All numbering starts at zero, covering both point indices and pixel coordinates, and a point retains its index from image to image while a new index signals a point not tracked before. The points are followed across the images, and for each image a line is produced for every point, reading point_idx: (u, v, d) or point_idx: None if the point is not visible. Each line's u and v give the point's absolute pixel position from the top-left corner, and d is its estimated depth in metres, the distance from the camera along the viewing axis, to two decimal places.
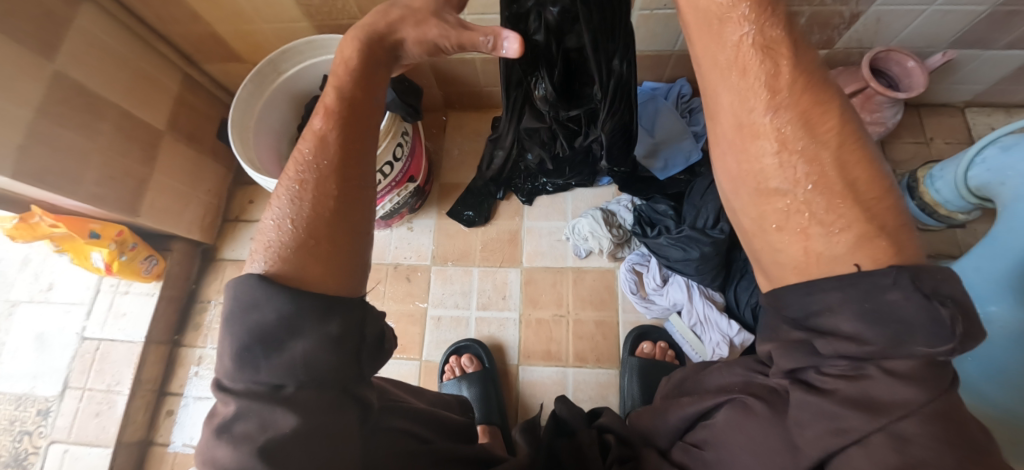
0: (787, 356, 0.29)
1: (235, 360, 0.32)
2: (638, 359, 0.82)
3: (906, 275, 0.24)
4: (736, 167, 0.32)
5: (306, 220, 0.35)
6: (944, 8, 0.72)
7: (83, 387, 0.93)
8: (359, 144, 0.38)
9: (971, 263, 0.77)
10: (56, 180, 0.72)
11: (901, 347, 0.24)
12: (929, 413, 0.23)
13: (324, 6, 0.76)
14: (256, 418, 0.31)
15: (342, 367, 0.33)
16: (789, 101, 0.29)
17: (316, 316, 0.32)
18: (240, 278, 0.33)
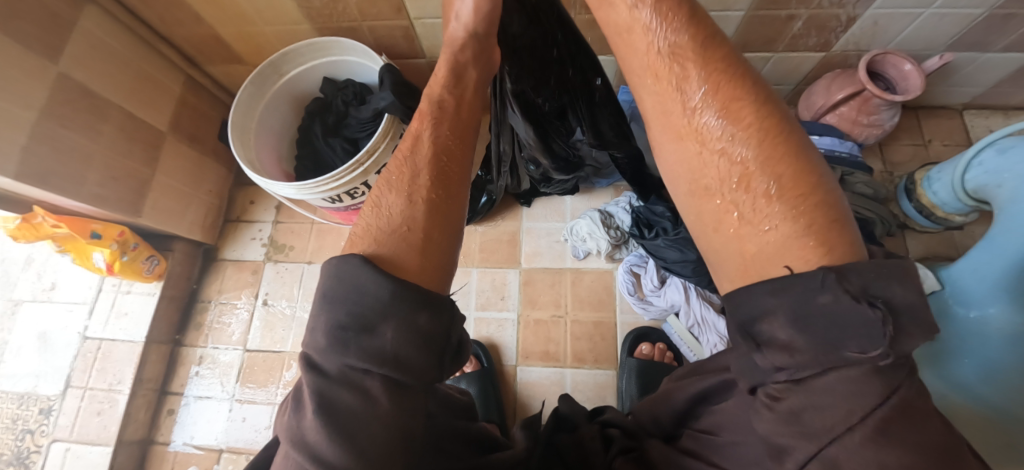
0: (740, 369, 0.29)
1: (326, 341, 0.30)
2: (636, 361, 0.82)
3: (832, 276, 0.24)
4: (677, 169, 0.35)
5: (405, 207, 0.35)
6: (942, 11, 0.72)
7: (84, 387, 0.94)
8: (458, 147, 0.39)
9: (967, 266, 0.76)
10: (59, 181, 0.73)
11: (833, 357, 0.23)
12: (866, 434, 0.23)
13: (325, 8, 0.76)
14: (346, 402, 0.28)
15: (431, 368, 0.30)
16: (714, 102, 0.33)
17: (411, 304, 0.29)
18: (343, 257, 0.31)
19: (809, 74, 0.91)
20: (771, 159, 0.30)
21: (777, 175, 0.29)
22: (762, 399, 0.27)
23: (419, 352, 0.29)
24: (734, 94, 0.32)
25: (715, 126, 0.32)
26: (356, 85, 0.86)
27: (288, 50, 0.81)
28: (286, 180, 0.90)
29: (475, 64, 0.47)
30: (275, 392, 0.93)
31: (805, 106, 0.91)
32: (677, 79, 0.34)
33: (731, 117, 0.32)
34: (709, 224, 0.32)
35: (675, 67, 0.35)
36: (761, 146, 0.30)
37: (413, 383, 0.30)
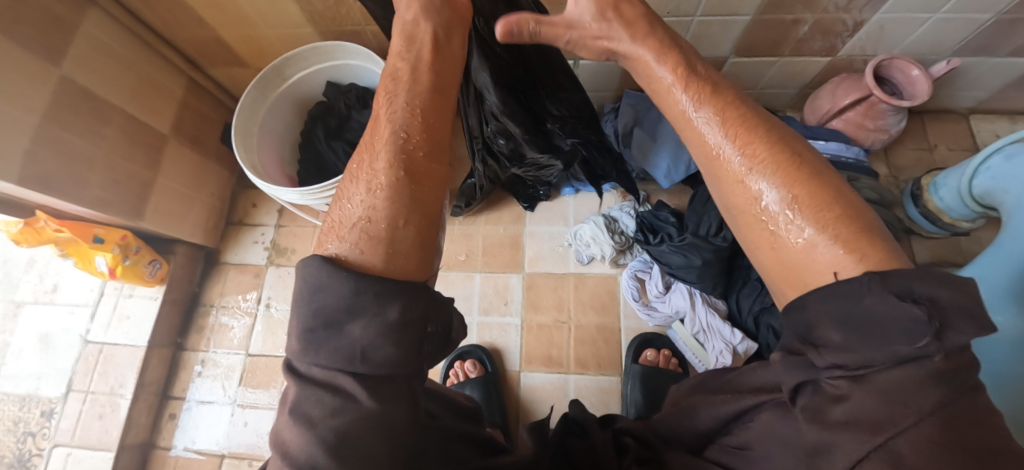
0: (792, 373, 0.33)
1: (301, 342, 0.32)
2: (640, 367, 0.82)
3: (876, 280, 0.29)
4: (735, 202, 0.38)
5: (367, 199, 0.35)
6: (949, 15, 0.72)
7: (86, 390, 0.93)
8: (425, 128, 0.38)
9: (975, 273, 0.76)
10: (61, 185, 0.73)
11: (888, 351, 0.28)
12: (930, 424, 0.26)
13: (328, 12, 0.76)
14: (322, 400, 0.31)
15: (402, 360, 0.32)
16: (742, 140, 0.37)
17: (376, 301, 0.31)
18: (311, 260, 0.33)
19: (814, 78, 0.90)
20: (797, 183, 0.35)
21: (806, 197, 0.34)
22: (823, 398, 0.30)
23: (387, 348, 0.31)
24: (761, 133, 0.37)
25: (747, 159, 0.37)
26: (359, 89, 0.88)
27: (292, 54, 0.80)
28: (288, 183, 0.89)
29: (427, 18, 0.42)
30: (277, 397, 0.93)
31: (810, 111, 0.91)
32: (710, 129, 0.39)
33: (761, 151, 0.36)
34: (762, 242, 0.37)
35: (704, 116, 0.39)
36: (788, 173, 0.35)
37: (384, 375, 0.32)
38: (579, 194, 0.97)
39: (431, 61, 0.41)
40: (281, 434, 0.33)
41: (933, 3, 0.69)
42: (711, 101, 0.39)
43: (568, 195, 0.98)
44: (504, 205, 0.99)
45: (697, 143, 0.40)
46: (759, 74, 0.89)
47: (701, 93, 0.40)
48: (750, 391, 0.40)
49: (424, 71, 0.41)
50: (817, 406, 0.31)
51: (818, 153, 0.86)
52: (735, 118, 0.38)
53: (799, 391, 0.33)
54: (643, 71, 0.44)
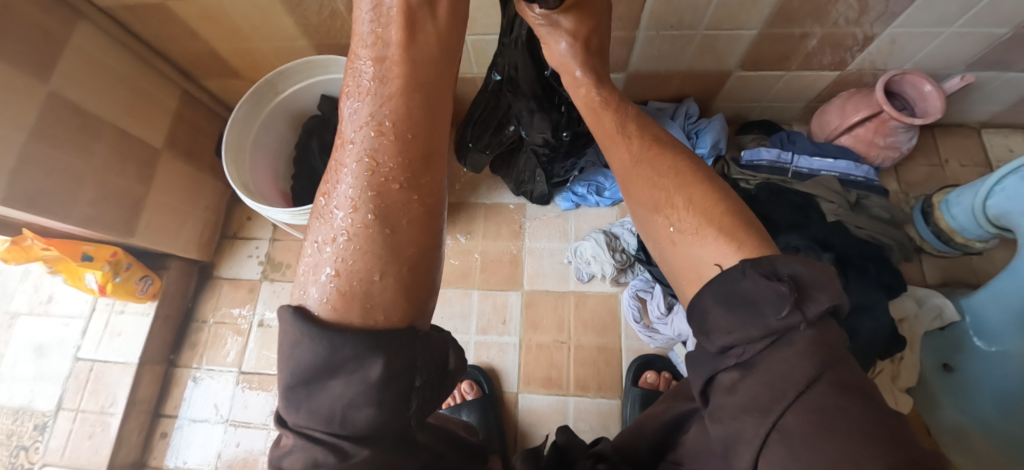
0: (698, 371, 0.31)
1: (284, 398, 0.29)
2: (641, 390, 0.79)
3: (748, 264, 0.29)
4: (646, 210, 0.40)
5: (341, 244, 0.30)
6: (964, 30, 0.69)
7: (76, 408, 0.92)
8: (401, 144, 0.30)
9: (989, 297, 0.73)
10: (49, 202, 0.71)
11: (759, 325, 0.27)
12: (809, 403, 0.24)
13: (322, 25, 0.74)
14: (301, 459, 0.28)
15: (388, 416, 0.28)
16: (640, 155, 0.41)
17: (355, 358, 0.27)
18: (288, 315, 0.29)
19: (822, 92, 0.87)
20: (675, 195, 0.37)
21: (677, 207, 0.37)
22: (721, 391, 0.29)
23: (371, 405, 0.27)
24: (655, 151, 0.41)
25: (638, 176, 0.41)
26: None
27: (285, 68, 0.79)
28: (282, 200, 0.88)
29: None
30: (271, 417, 0.91)
31: (818, 126, 0.89)
32: (620, 143, 0.44)
33: (647, 166, 0.40)
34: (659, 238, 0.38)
35: (622, 134, 0.44)
36: (674, 184, 0.38)
37: (368, 434, 0.28)
38: (579, 208, 0.95)
39: (406, 50, 0.32)
40: None
41: (948, 17, 0.67)
42: (630, 124, 0.45)
43: (568, 210, 0.95)
44: (503, 220, 0.97)
45: (612, 158, 0.44)
46: (766, 88, 0.87)
47: (618, 118, 0.46)
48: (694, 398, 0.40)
49: (394, 65, 0.32)
50: (719, 401, 0.29)
51: (825, 171, 0.84)
52: (639, 140, 0.43)
53: (709, 393, 0.31)
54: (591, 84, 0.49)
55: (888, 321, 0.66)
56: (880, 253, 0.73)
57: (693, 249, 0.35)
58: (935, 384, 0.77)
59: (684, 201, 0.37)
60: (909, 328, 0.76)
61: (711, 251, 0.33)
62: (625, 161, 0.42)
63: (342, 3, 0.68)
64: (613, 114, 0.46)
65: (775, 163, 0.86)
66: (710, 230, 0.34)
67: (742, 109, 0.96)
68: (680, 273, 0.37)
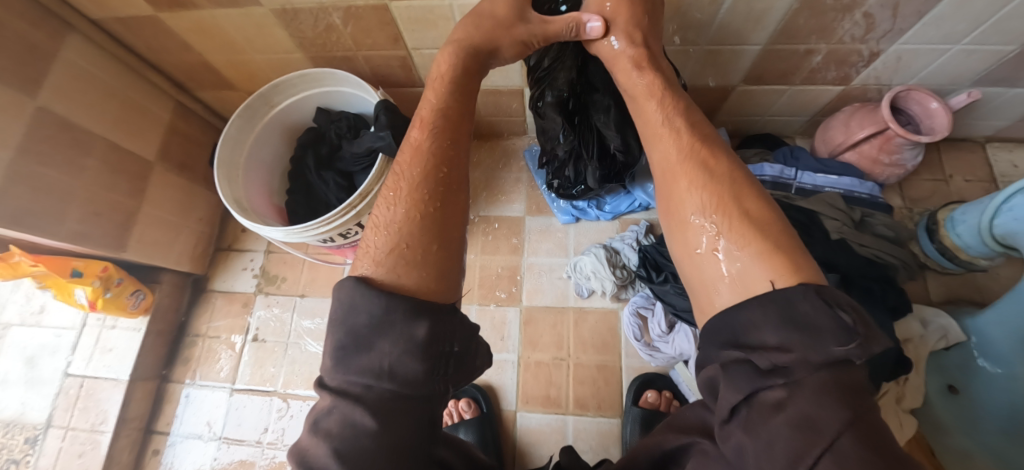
0: (733, 386, 0.28)
1: (333, 357, 0.33)
2: (641, 410, 0.78)
3: (811, 289, 0.28)
4: (672, 217, 0.39)
5: (400, 223, 0.38)
6: (971, 47, 0.68)
7: (67, 426, 0.91)
8: (450, 155, 0.42)
9: (997, 317, 0.73)
10: (37, 220, 0.69)
11: (821, 351, 0.26)
12: (858, 431, 0.24)
13: (317, 38, 0.72)
14: (338, 416, 0.31)
15: (426, 377, 0.33)
16: (690, 154, 0.39)
17: (405, 319, 0.32)
18: (347, 281, 0.34)
19: (825, 107, 0.86)
20: (728, 202, 0.35)
21: (728, 212, 0.35)
22: (761, 409, 0.27)
23: (415, 365, 0.32)
24: (705, 151, 0.39)
25: (682, 174, 0.38)
26: (350, 117, 0.83)
27: (280, 81, 0.77)
28: (277, 215, 0.86)
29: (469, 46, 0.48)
30: (265, 434, 0.89)
31: (821, 141, 0.88)
32: (670, 134, 0.41)
33: (696, 168, 0.38)
34: (683, 247, 0.37)
35: (669, 126, 0.41)
36: (719, 186, 0.36)
37: (406, 391, 0.32)
38: (579, 222, 0.94)
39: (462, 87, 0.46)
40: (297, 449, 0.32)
41: (955, 34, 0.65)
42: (678, 118, 0.42)
43: (568, 224, 0.94)
44: (502, 233, 0.96)
45: (654, 151, 0.42)
46: (768, 102, 0.86)
47: (666, 109, 0.43)
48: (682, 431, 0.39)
49: (452, 97, 0.45)
50: (754, 418, 0.27)
51: (829, 187, 0.82)
52: (690, 136, 0.40)
53: (739, 408, 0.28)
54: (623, 80, 0.48)
55: (891, 355, 0.64)
56: (885, 274, 0.71)
57: (718, 267, 0.33)
58: (940, 406, 0.75)
59: (739, 212, 0.34)
60: (914, 349, 0.75)
61: (755, 272, 0.31)
62: (669, 156, 0.40)
63: (338, 16, 0.66)
64: (658, 103, 0.44)
65: (779, 178, 0.84)
66: (753, 247, 0.32)
67: (743, 123, 0.95)
68: (695, 306, 0.36)
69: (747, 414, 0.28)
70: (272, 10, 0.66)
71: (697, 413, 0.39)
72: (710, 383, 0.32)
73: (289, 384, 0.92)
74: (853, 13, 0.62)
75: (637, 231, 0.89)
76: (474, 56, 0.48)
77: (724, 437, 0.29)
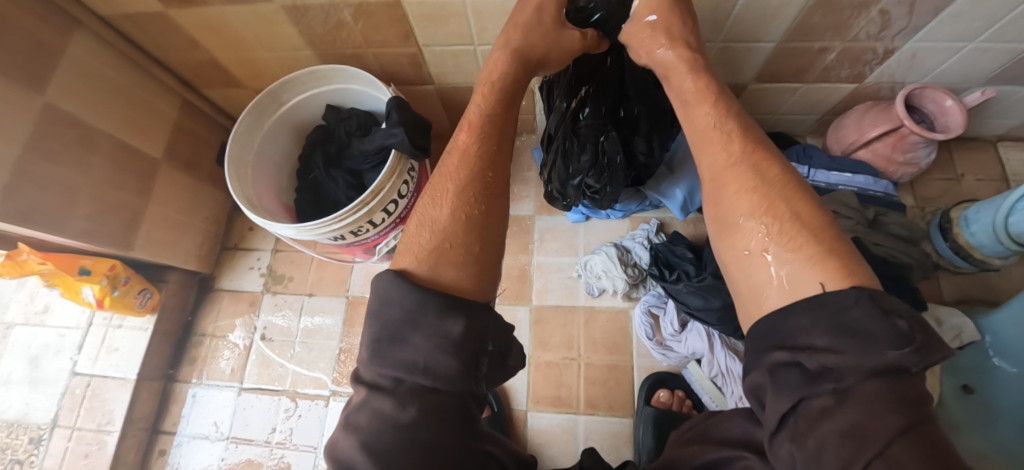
0: (780, 393, 0.29)
1: (366, 350, 0.34)
2: (653, 410, 0.77)
3: (864, 295, 0.29)
4: (718, 217, 0.40)
5: (443, 222, 0.38)
6: (986, 45, 0.67)
7: (72, 426, 0.90)
8: (497, 158, 0.42)
9: (1009, 317, 0.73)
10: (44, 218, 0.69)
11: (873, 357, 0.27)
12: (911, 438, 0.25)
13: (327, 35, 0.72)
14: (372, 409, 0.31)
15: (461, 374, 0.32)
16: (741, 159, 0.39)
17: (439, 316, 0.32)
18: (386, 275, 0.35)
19: (837, 105, 0.86)
20: (779, 207, 0.36)
21: (779, 217, 0.35)
22: (809, 415, 0.28)
23: (448, 362, 0.31)
24: (757, 156, 0.39)
25: (732, 179, 0.39)
26: (360, 115, 0.83)
27: (289, 78, 0.77)
28: (286, 214, 0.86)
29: (520, 48, 0.48)
30: (273, 434, 0.88)
31: (834, 140, 0.87)
32: (721, 136, 0.41)
33: (748, 172, 0.38)
34: (729, 250, 0.38)
35: (720, 130, 0.42)
36: (771, 191, 0.37)
37: (439, 388, 0.32)
38: (588, 221, 0.93)
39: (509, 88, 0.46)
40: (331, 442, 0.33)
41: (970, 32, 0.65)
42: (730, 121, 0.42)
43: (578, 223, 0.94)
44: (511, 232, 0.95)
45: (703, 155, 0.42)
46: (780, 100, 0.86)
47: (716, 113, 0.43)
48: (722, 444, 0.40)
49: (497, 100, 0.45)
50: (803, 426, 0.28)
51: (843, 186, 0.82)
52: (740, 140, 0.41)
53: (787, 415, 0.29)
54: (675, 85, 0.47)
55: None
56: (901, 274, 0.71)
57: (767, 269, 0.34)
58: (956, 407, 0.74)
59: (792, 217, 0.35)
60: None
61: (804, 275, 0.32)
62: (719, 160, 0.40)
63: (349, 13, 0.66)
64: (711, 106, 0.43)
65: None
66: (805, 252, 0.33)
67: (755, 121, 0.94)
68: (740, 309, 0.37)
69: (796, 422, 0.29)
70: (282, 6, 0.65)
71: (740, 426, 0.39)
72: (755, 389, 0.33)
73: (297, 383, 0.91)
74: (870, 10, 0.61)
75: (647, 230, 0.88)
76: (524, 59, 0.48)
77: (774, 447, 0.30)
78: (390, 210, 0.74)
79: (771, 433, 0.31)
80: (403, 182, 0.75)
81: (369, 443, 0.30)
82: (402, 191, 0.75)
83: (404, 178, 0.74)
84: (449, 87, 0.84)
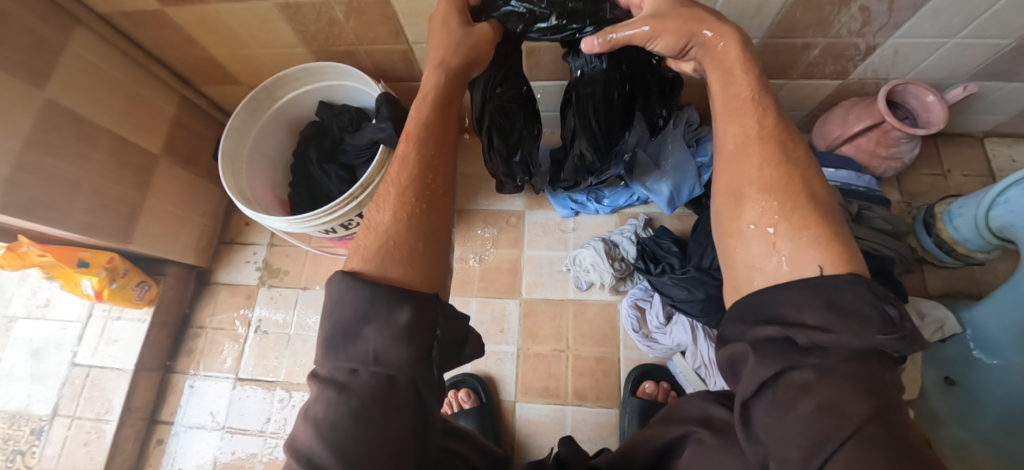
0: (764, 361, 0.30)
1: (322, 347, 0.35)
2: (639, 400, 0.79)
3: (861, 281, 0.30)
4: (725, 182, 0.40)
5: (388, 223, 0.39)
6: (968, 40, 0.68)
7: (72, 416, 0.92)
8: (435, 156, 0.43)
9: (989, 309, 0.73)
10: (45, 211, 0.71)
11: (861, 338, 0.28)
12: (884, 419, 0.26)
13: (320, 32, 0.73)
14: (329, 400, 0.33)
15: (413, 360, 0.33)
16: (769, 134, 0.39)
17: (388, 307, 0.34)
18: (334, 277, 0.36)
19: (823, 101, 0.87)
20: (797, 187, 0.36)
21: (793, 193, 0.35)
22: (789, 389, 0.29)
23: (399, 350, 0.33)
24: (783, 136, 0.39)
25: (757, 151, 0.38)
26: (352, 111, 0.84)
27: (283, 75, 0.78)
28: (279, 207, 0.88)
29: (451, 51, 0.48)
30: (267, 424, 0.90)
31: (819, 135, 0.89)
32: (759, 111, 0.40)
33: (774, 148, 0.38)
34: (729, 221, 0.38)
35: (755, 103, 0.40)
36: (792, 169, 0.37)
37: (393, 377, 0.33)
38: (577, 216, 0.95)
39: (443, 89, 0.46)
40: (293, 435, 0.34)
41: (951, 28, 0.66)
42: (766, 97, 0.41)
43: (567, 217, 0.95)
44: (502, 227, 0.97)
45: (732, 123, 0.40)
46: (767, 97, 0.87)
47: (754, 86, 0.42)
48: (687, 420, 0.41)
49: (433, 102, 0.45)
50: (782, 397, 0.29)
51: (826, 181, 0.83)
52: (773, 117, 0.40)
53: (764, 387, 0.30)
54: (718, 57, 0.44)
55: None
56: (883, 266, 0.72)
57: (771, 246, 0.34)
58: (936, 399, 0.76)
59: (807, 197, 0.35)
60: None
61: (806, 255, 0.33)
62: (748, 130, 0.39)
63: (341, 11, 0.67)
64: (750, 81, 0.42)
65: None
66: (812, 231, 0.33)
67: None
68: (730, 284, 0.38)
69: (775, 393, 0.30)
70: (276, 4, 0.67)
71: (699, 406, 0.42)
72: (732, 361, 0.34)
73: (292, 375, 0.93)
74: (850, 7, 0.62)
75: (636, 225, 0.90)
76: (456, 62, 0.48)
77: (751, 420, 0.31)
78: None
79: (745, 397, 0.32)
80: None
81: (326, 432, 0.31)
82: None
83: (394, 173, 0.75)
84: None
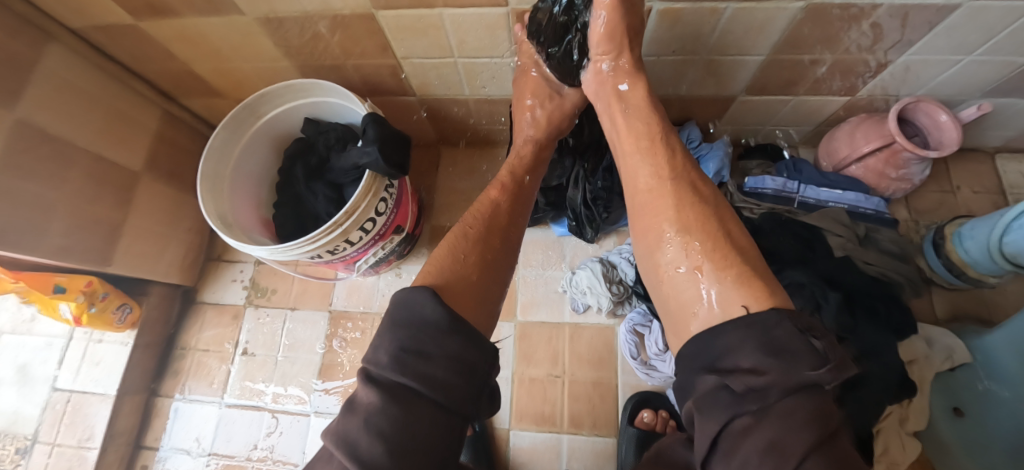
0: (708, 411, 0.29)
1: (387, 353, 0.34)
2: (636, 430, 0.76)
3: (784, 316, 0.29)
4: (645, 224, 0.41)
5: (474, 256, 0.44)
6: (985, 57, 0.65)
7: (53, 442, 0.89)
8: (511, 214, 0.51)
9: (1002, 338, 0.71)
10: (18, 236, 0.68)
11: (794, 376, 0.26)
12: (823, 456, 0.25)
13: (304, 47, 0.70)
14: (385, 409, 0.31)
15: (470, 399, 0.34)
16: (681, 176, 0.42)
17: (461, 342, 0.35)
18: (419, 290, 0.37)
19: (830, 117, 0.84)
20: (710, 223, 0.38)
21: (710, 232, 0.37)
22: (733, 439, 0.27)
23: (462, 384, 0.34)
24: (691, 177, 0.42)
25: (672, 192, 0.41)
26: (339, 128, 0.80)
27: (266, 92, 0.75)
28: (262, 227, 0.85)
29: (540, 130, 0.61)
30: (254, 450, 0.88)
31: (826, 153, 0.85)
32: (667, 146, 0.45)
33: (687, 188, 0.41)
34: (658, 267, 0.40)
35: (664, 143, 0.45)
36: (706, 210, 0.39)
37: (448, 406, 0.33)
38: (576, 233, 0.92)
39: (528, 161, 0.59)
40: (332, 433, 0.32)
41: (967, 46, 0.62)
42: (674, 137, 0.46)
43: (563, 236, 0.92)
44: None
45: (645, 164, 0.44)
46: (772, 112, 0.83)
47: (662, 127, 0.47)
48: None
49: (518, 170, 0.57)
50: (728, 448, 0.28)
51: (833, 203, 0.81)
52: (682, 158, 0.44)
53: (715, 440, 0.29)
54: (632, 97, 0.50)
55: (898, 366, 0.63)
56: (891, 293, 0.69)
57: (699, 289, 0.35)
58: (945, 430, 0.73)
59: (721, 233, 0.37)
60: (919, 370, 0.72)
61: (732, 297, 0.33)
62: (660, 172, 0.42)
63: (325, 26, 0.64)
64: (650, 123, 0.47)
65: (781, 192, 0.83)
66: (733, 271, 0.34)
67: (746, 131, 0.92)
68: (674, 328, 0.38)
69: (724, 445, 0.28)
70: (256, 19, 0.63)
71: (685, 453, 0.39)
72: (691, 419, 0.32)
73: (279, 399, 0.90)
74: (861, 23, 0.59)
75: None
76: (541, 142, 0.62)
77: None
78: (367, 228, 0.73)
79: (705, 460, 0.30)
80: (380, 199, 0.73)
81: (381, 441, 0.30)
82: (379, 208, 0.73)
83: (380, 196, 0.72)
84: (431, 98, 0.84)
